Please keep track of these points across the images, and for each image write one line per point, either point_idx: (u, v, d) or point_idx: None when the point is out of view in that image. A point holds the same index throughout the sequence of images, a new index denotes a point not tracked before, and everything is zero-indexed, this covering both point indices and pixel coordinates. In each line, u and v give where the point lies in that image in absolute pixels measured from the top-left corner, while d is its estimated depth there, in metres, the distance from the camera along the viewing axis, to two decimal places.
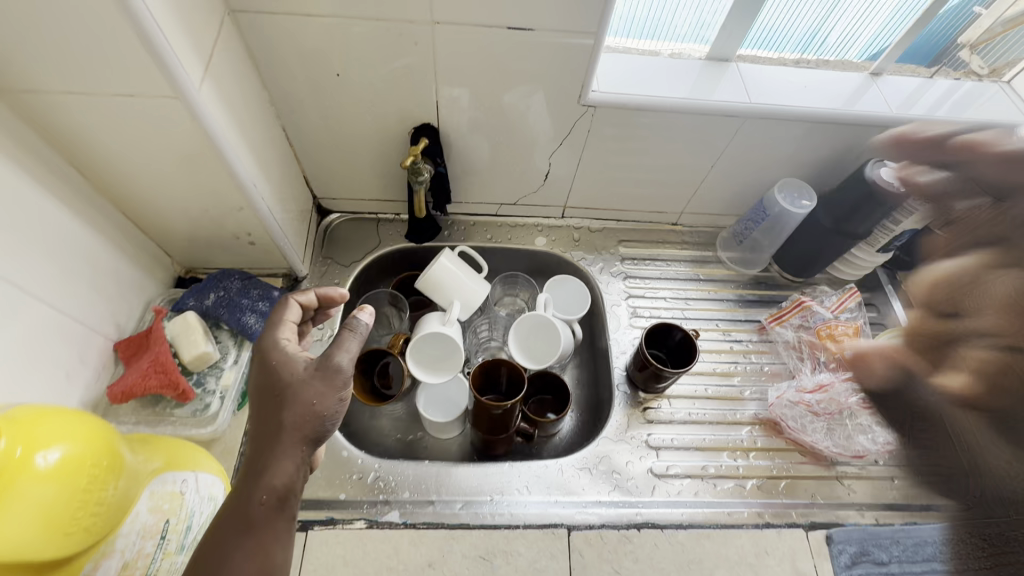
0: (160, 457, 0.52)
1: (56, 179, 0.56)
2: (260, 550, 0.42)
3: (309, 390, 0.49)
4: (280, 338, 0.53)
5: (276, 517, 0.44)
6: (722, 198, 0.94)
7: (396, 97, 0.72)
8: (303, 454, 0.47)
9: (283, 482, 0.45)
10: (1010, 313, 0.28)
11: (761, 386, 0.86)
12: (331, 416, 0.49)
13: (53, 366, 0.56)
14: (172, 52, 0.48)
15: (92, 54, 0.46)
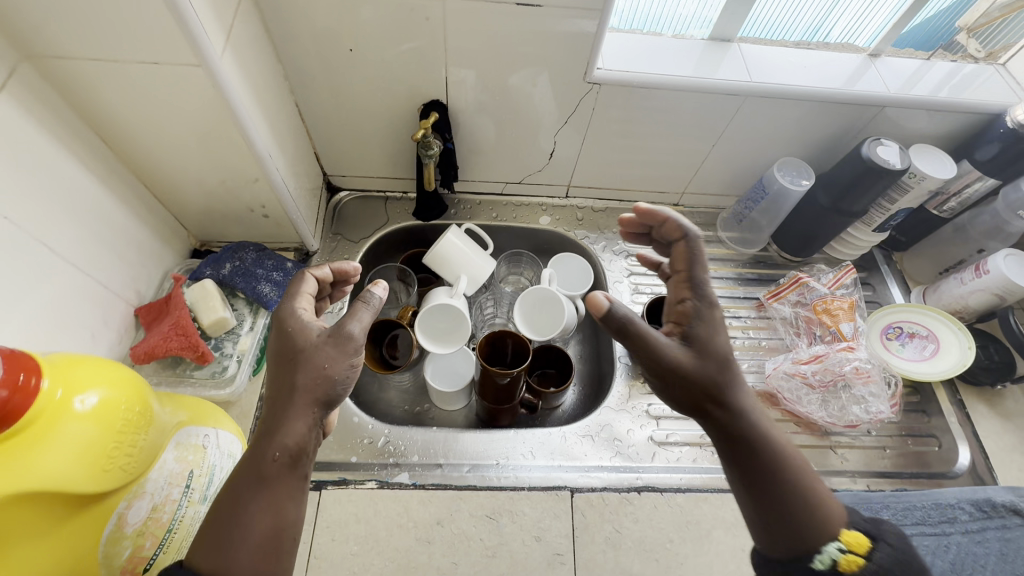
0: (185, 412, 0.55)
1: (80, 146, 0.58)
2: (275, 505, 0.44)
3: (321, 355, 0.50)
4: (296, 306, 0.54)
5: (289, 475, 0.46)
6: (723, 178, 0.97)
7: (406, 73, 0.74)
8: (316, 416, 0.49)
9: (297, 441, 0.47)
10: (680, 290, 0.54)
11: (759, 360, 0.89)
12: (343, 380, 0.50)
13: (78, 326, 0.59)
14: (196, 20, 0.50)
15: (116, 18, 0.48)
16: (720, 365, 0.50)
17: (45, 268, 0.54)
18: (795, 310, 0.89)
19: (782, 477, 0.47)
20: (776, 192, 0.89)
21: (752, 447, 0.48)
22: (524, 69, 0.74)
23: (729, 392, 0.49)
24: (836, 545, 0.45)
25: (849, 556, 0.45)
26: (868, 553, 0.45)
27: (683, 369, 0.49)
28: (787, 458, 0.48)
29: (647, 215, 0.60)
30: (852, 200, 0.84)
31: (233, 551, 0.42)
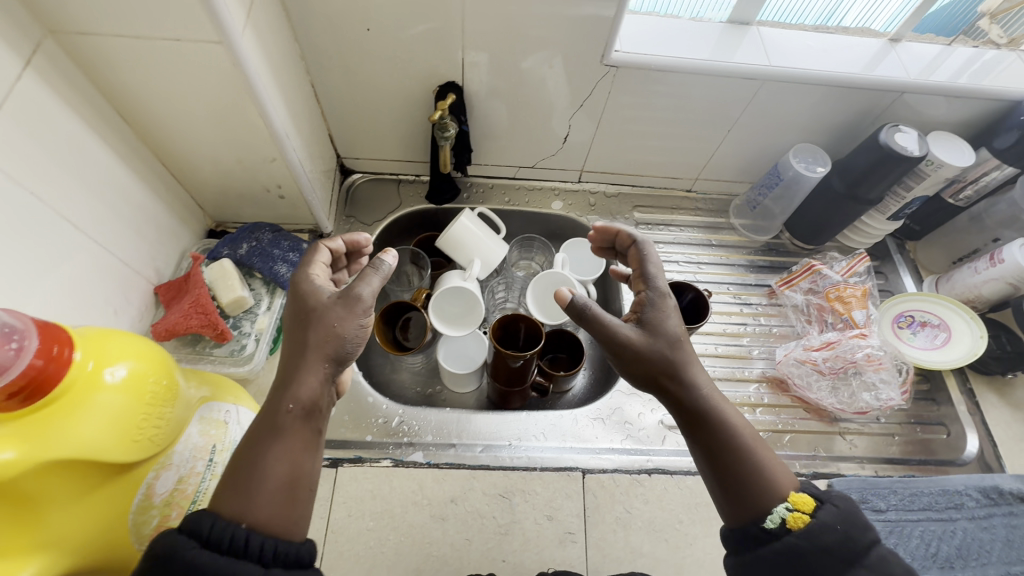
0: (207, 387, 0.56)
1: (101, 123, 0.59)
2: (291, 454, 0.45)
3: (331, 314, 0.51)
4: (309, 271, 0.56)
5: (304, 427, 0.47)
6: (737, 165, 0.96)
7: (421, 55, 0.73)
8: (327, 372, 0.50)
9: (310, 394, 0.48)
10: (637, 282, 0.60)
11: (769, 346, 0.89)
12: (352, 338, 0.51)
13: (100, 302, 0.59)
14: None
15: None
16: (671, 345, 0.54)
17: (67, 243, 0.54)
18: (807, 297, 0.89)
19: (732, 448, 0.50)
20: (791, 178, 0.88)
21: (704, 421, 0.52)
22: (541, 50, 0.73)
23: (677, 367, 0.53)
24: (784, 505, 0.47)
25: (794, 514, 0.46)
26: (814, 510, 0.46)
27: (633, 347, 0.54)
28: (735, 432, 0.51)
29: (604, 232, 0.71)
30: (868, 187, 0.84)
31: (251, 495, 0.42)
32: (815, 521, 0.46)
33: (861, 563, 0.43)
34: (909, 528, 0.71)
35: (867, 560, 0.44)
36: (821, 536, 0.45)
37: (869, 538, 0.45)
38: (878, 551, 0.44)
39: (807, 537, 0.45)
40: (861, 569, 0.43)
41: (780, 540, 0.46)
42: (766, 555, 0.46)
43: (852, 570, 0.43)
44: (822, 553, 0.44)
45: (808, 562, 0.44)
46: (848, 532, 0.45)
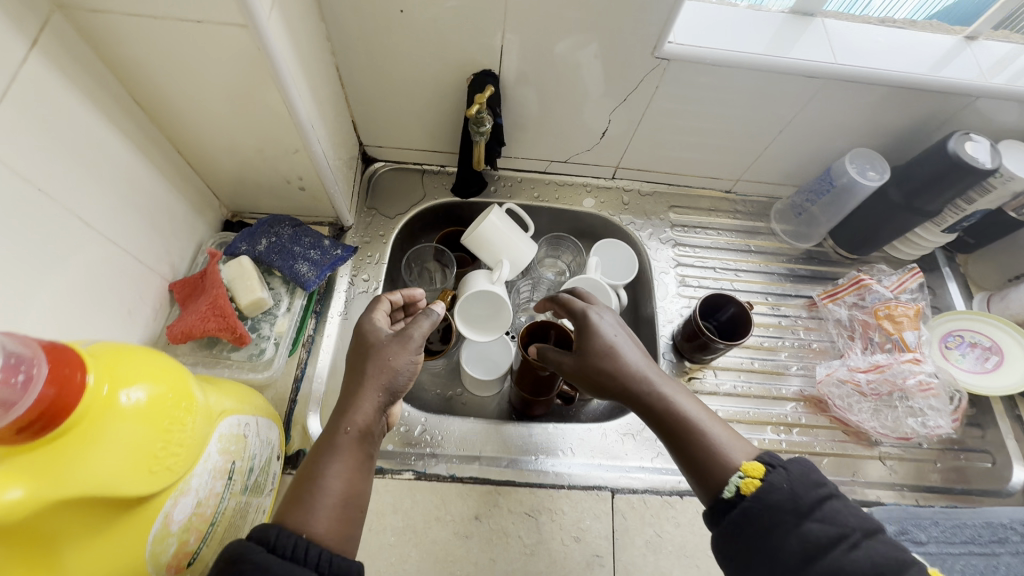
0: (229, 399, 0.53)
1: (112, 109, 0.54)
2: (348, 472, 0.48)
3: (387, 349, 0.55)
4: (372, 314, 0.61)
5: (359, 450, 0.50)
6: (784, 167, 0.90)
7: (458, 40, 0.67)
8: (381, 402, 0.53)
9: (365, 420, 0.51)
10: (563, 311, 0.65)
11: (807, 363, 0.84)
12: (407, 372, 0.55)
13: (113, 303, 0.55)
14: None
15: None
16: (597, 356, 0.58)
17: (78, 241, 0.50)
18: (851, 312, 0.84)
19: (683, 435, 0.54)
20: (843, 185, 0.82)
21: (654, 416, 0.56)
22: (588, 39, 0.67)
23: (609, 378, 0.57)
24: (736, 474, 0.50)
25: (747, 481, 0.49)
26: (765, 476, 0.49)
27: (567, 371, 0.61)
28: (682, 415, 0.54)
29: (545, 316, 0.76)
30: (927, 198, 0.78)
31: (310, 509, 0.45)
32: (766, 484, 0.49)
33: (810, 516, 0.47)
34: (952, 562, 0.65)
35: (815, 512, 0.47)
36: (770, 495, 0.48)
37: (817, 492, 0.48)
38: (827, 503, 0.47)
39: (760, 499, 0.48)
40: (810, 522, 0.46)
41: (738, 507, 0.49)
42: (730, 523, 0.49)
43: (801, 523, 0.47)
44: (772, 511, 0.47)
45: (763, 521, 0.47)
46: (796, 490, 0.48)
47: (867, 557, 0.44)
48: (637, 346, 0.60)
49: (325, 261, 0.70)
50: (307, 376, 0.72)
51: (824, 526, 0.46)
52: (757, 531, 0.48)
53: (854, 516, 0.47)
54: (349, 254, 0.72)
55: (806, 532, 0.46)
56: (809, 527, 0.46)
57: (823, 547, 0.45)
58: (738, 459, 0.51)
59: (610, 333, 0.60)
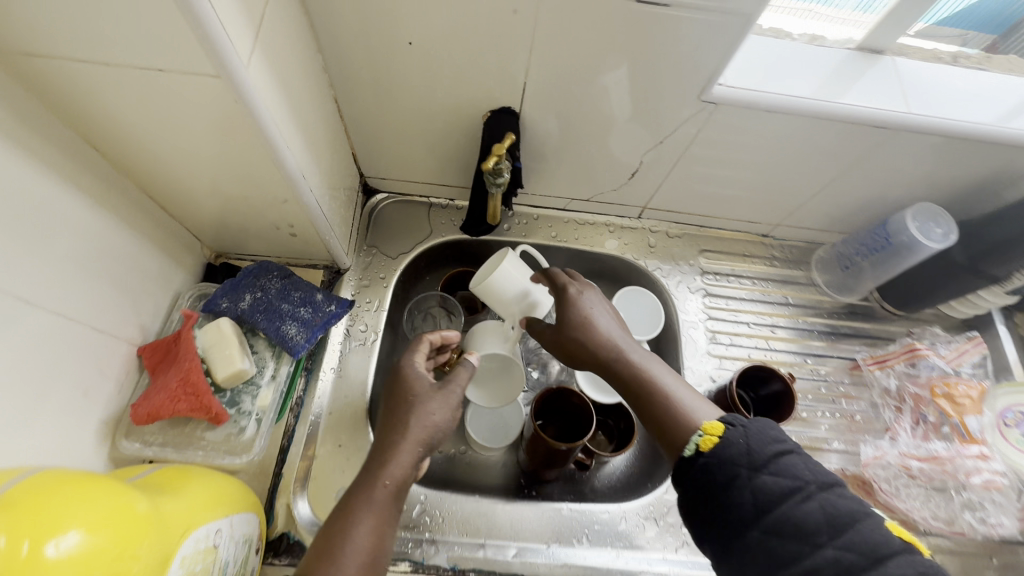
0: (198, 506, 0.47)
1: (66, 160, 0.46)
2: (376, 528, 0.44)
3: (432, 402, 0.53)
4: (412, 358, 0.58)
5: (390, 506, 0.46)
6: (831, 215, 0.81)
7: (476, 75, 0.59)
8: (419, 455, 0.50)
9: (400, 474, 0.48)
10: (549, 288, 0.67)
11: (849, 438, 0.76)
12: (447, 428, 0.53)
13: (67, 385, 0.48)
14: (217, 19, 0.36)
15: (112, 12, 0.35)
16: (572, 326, 0.61)
17: (24, 323, 0.43)
18: (901, 381, 0.76)
19: (646, 396, 0.54)
20: (902, 244, 0.73)
21: (625, 381, 0.57)
22: (625, 77, 0.59)
23: (583, 342, 0.60)
24: (697, 432, 0.49)
25: (706, 438, 0.48)
26: (723, 433, 0.47)
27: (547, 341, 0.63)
28: (652, 381, 0.55)
29: None
30: (995, 261, 0.70)
31: (335, 561, 0.41)
32: (723, 441, 0.47)
33: (763, 468, 0.45)
34: None
35: (769, 466, 0.45)
36: (725, 450, 0.46)
37: (772, 447, 0.46)
38: (783, 458, 0.45)
39: (716, 455, 0.46)
40: (764, 474, 0.44)
41: (696, 465, 0.47)
42: (688, 480, 0.47)
43: (755, 476, 0.44)
44: (725, 464, 0.46)
45: (717, 475, 0.46)
46: (751, 445, 0.46)
47: (820, 509, 0.42)
48: (615, 322, 0.62)
49: (316, 321, 0.62)
50: (295, 444, 0.64)
51: (778, 479, 0.44)
52: (711, 485, 0.46)
53: (810, 470, 0.45)
54: (344, 310, 0.64)
55: (759, 485, 0.44)
56: (762, 480, 0.44)
57: (776, 499, 0.43)
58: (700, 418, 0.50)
59: (592, 305, 0.62)
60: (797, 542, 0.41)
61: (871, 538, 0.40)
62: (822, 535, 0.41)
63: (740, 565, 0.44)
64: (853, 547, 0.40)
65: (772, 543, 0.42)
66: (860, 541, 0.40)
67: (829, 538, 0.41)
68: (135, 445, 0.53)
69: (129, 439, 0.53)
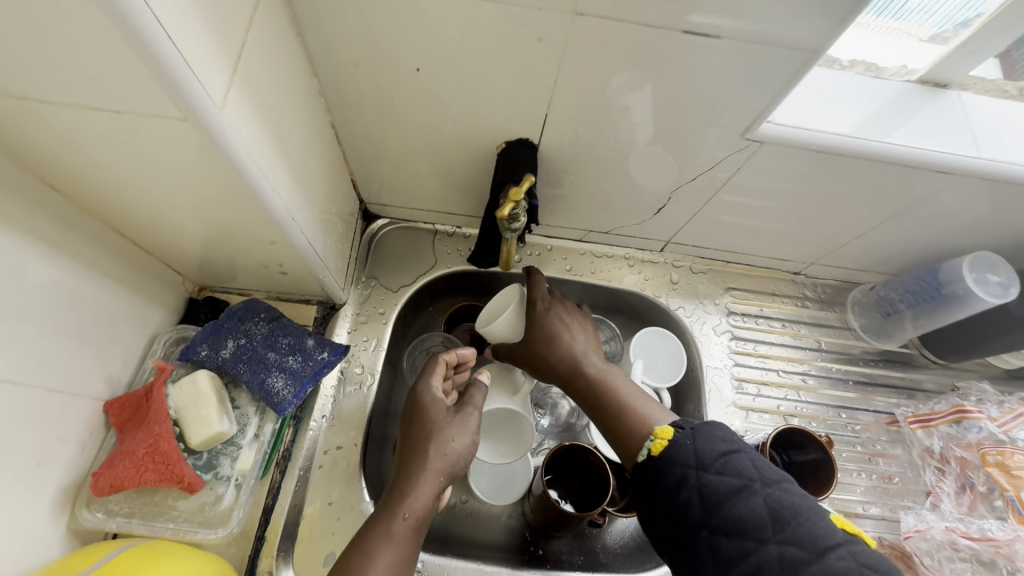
0: None
1: (19, 204, 0.41)
2: (398, 563, 0.44)
3: (450, 430, 0.52)
4: (431, 382, 0.56)
5: (411, 540, 0.46)
6: (873, 257, 0.74)
7: (489, 106, 0.53)
8: (439, 487, 0.50)
9: (422, 505, 0.48)
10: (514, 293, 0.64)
11: (886, 502, 0.70)
12: (466, 455, 0.53)
13: (23, 456, 0.42)
14: (184, 60, 0.31)
15: (59, 47, 0.30)
16: (540, 339, 0.59)
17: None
18: (945, 443, 0.69)
19: (610, 410, 0.55)
20: (955, 294, 0.68)
21: (585, 392, 0.57)
22: (655, 111, 0.52)
23: (540, 358, 0.59)
24: (648, 440, 0.50)
25: (656, 442, 0.49)
26: (673, 437, 0.49)
27: (517, 358, 0.60)
28: (613, 395, 0.56)
29: None
30: None
31: None
32: (672, 444, 0.48)
33: (710, 468, 0.46)
34: None
35: (716, 465, 0.46)
36: (674, 453, 0.48)
37: (719, 446, 0.47)
38: (729, 456, 0.46)
39: (665, 457, 0.48)
40: (711, 474, 0.45)
41: (648, 468, 0.49)
42: (644, 485, 0.49)
43: (703, 476, 0.46)
44: (675, 466, 0.47)
45: (668, 477, 0.47)
46: (699, 446, 0.47)
47: (763, 504, 0.43)
48: (583, 334, 0.61)
49: (305, 371, 0.57)
50: (281, 501, 0.58)
51: (724, 477, 0.45)
52: (662, 487, 0.47)
53: (757, 468, 0.45)
54: (337, 359, 0.59)
55: (707, 485, 0.45)
56: (709, 479, 0.45)
57: (722, 499, 0.44)
58: (653, 424, 0.52)
59: (559, 317, 0.60)
60: (742, 539, 0.42)
61: (812, 531, 0.41)
62: (766, 530, 0.42)
63: (697, 567, 0.44)
64: (796, 540, 0.41)
65: (721, 542, 0.43)
66: (800, 533, 0.41)
67: (772, 533, 0.41)
68: (98, 515, 0.48)
69: (90, 509, 0.48)
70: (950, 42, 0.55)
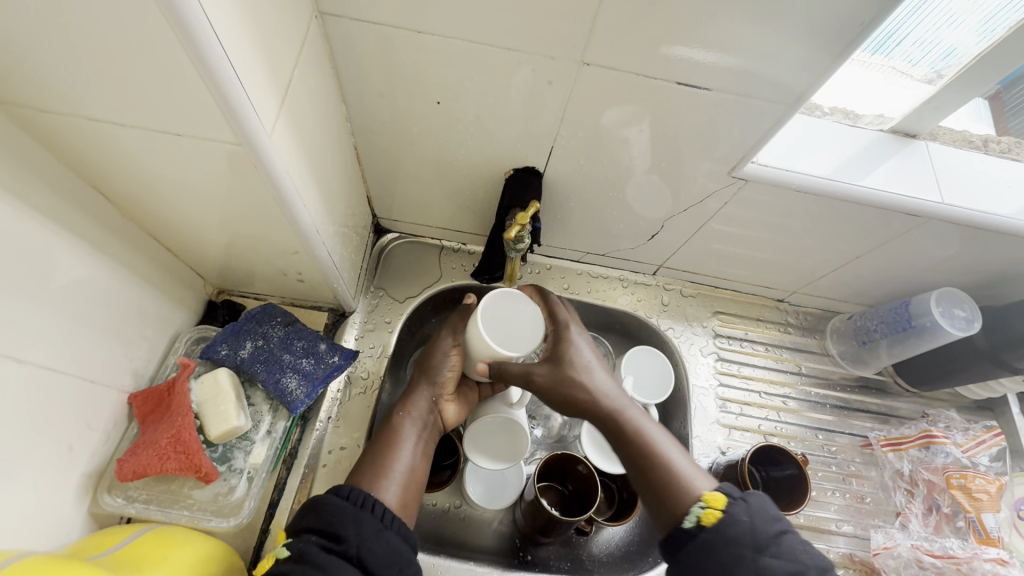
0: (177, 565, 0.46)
1: (73, 210, 0.45)
2: (408, 449, 0.58)
3: (431, 348, 0.67)
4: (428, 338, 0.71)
5: (418, 431, 0.60)
6: (849, 289, 0.79)
7: (498, 138, 0.58)
8: (431, 393, 0.63)
9: (420, 409, 0.62)
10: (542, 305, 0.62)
11: (860, 521, 0.74)
12: (446, 360, 0.64)
13: (56, 439, 0.46)
14: (246, 95, 0.36)
15: (139, 81, 0.35)
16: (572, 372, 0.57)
17: (22, 377, 0.42)
18: (914, 466, 0.74)
19: (650, 463, 0.52)
20: (924, 327, 0.73)
21: (625, 446, 0.55)
22: (650, 147, 0.58)
23: (579, 393, 0.56)
24: (698, 503, 0.48)
25: (708, 511, 0.47)
26: (726, 508, 0.47)
27: (541, 381, 0.56)
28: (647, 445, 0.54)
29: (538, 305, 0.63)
30: (1017, 351, 0.68)
31: (375, 476, 0.54)
32: (727, 516, 0.47)
33: (767, 550, 0.45)
34: None
35: (773, 546, 0.45)
36: (728, 528, 0.46)
37: (772, 525, 0.46)
38: (783, 538, 0.46)
39: (720, 531, 0.46)
40: (768, 557, 0.44)
41: (695, 539, 0.47)
42: (690, 558, 0.46)
43: (759, 558, 0.44)
44: (732, 544, 0.45)
45: (722, 556, 0.45)
46: (755, 523, 0.46)
47: None
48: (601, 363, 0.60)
49: (316, 373, 0.61)
50: (286, 498, 0.61)
51: (781, 561, 0.44)
52: (716, 564, 0.45)
53: (809, 554, 0.45)
54: (347, 362, 0.63)
55: (763, 568, 0.44)
56: (767, 562, 0.44)
57: None
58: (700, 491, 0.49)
59: (584, 344, 0.60)
60: None
61: None
62: None
63: None
64: None
65: None
66: None
67: None
68: (118, 500, 0.51)
69: (112, 493, 0.51)
70: (924, 88, 0.59)
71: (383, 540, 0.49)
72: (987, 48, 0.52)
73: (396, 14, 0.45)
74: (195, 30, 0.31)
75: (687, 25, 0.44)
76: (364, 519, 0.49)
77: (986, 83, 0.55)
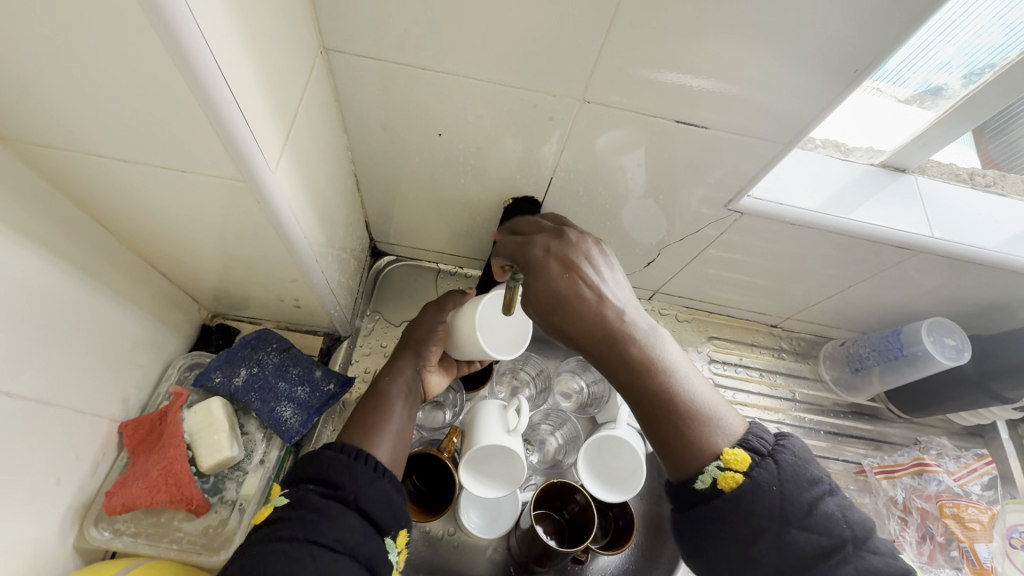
0: None
1: (69, 240, 0.44)
2: (398, 413, 0.58)
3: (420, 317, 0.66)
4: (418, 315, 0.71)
5: (404, 398, 0.60)
6: (842, 316, 0.80)
7: (497, 168, 0.58)
8: (417, 363, 0.63)
9: (406, 376, 0.61)
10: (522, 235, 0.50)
11: None
12: (433, 334, 0.63)
13: (44, 473, 0.45)
14: (251, 136, 0.37)
15: (143, 120, 0.35)
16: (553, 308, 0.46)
17: (14, 411, 0.41)
18: (907, 494, 0.74)
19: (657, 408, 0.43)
20: (915, 355, 0.74)
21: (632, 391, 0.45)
22: (648, 176, 0.58)
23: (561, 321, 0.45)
24: (716, 463, 0.40)
25: (726, 475, 0.40)
26: (750, 472, 0.39)
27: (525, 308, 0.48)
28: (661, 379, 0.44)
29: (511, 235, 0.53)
30: (1005, 381, 0.70)
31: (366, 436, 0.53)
32: (750, 482, 0.39)
33: (797, 523, 0.38)
34: None
35: (805, 520, 0.38)
36: (755, 500, 0.39)
37: (808, 495, 0.39)
38: (819, 508, 0.39)
39: (739, 500, 0.39)
40: (796, 530, 0.38)
41: (711, 503, 0.40)
42: (701, 521, 0.40)
43: (786, 532, 0.38)
44: (756, 517, 0.38)
45: (741, 528, 0.39)
46: (786, 491, 0.39)
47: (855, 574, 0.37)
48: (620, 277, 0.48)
49: (311, 400, 0.60)
50: None
51: (812, 536, 0.38)
52: (732, 533, 0.39)
53: (846, 522, 0.39)
54: (342, 390, 0.62)
55: (791, 542, 0.38)
56: (795, 537, 0.38)
57: (808, 561, 0.38)
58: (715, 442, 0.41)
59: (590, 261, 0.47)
60: None
61: None
62: None
63: None
64: None
65: None
66: None
67: None
68: (105, 534, 0.50)
69: (98, 526, 0.50)
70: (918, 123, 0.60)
71: (378, 488, 0.48)
72: (973, 89, 0.54)
73: (400, 51, 0.45)
74: (206, 78, 0.31)
75: (688, 68, 0.45)
76: (358, 468, 0.48)
77: (974, 122, 0.56)
